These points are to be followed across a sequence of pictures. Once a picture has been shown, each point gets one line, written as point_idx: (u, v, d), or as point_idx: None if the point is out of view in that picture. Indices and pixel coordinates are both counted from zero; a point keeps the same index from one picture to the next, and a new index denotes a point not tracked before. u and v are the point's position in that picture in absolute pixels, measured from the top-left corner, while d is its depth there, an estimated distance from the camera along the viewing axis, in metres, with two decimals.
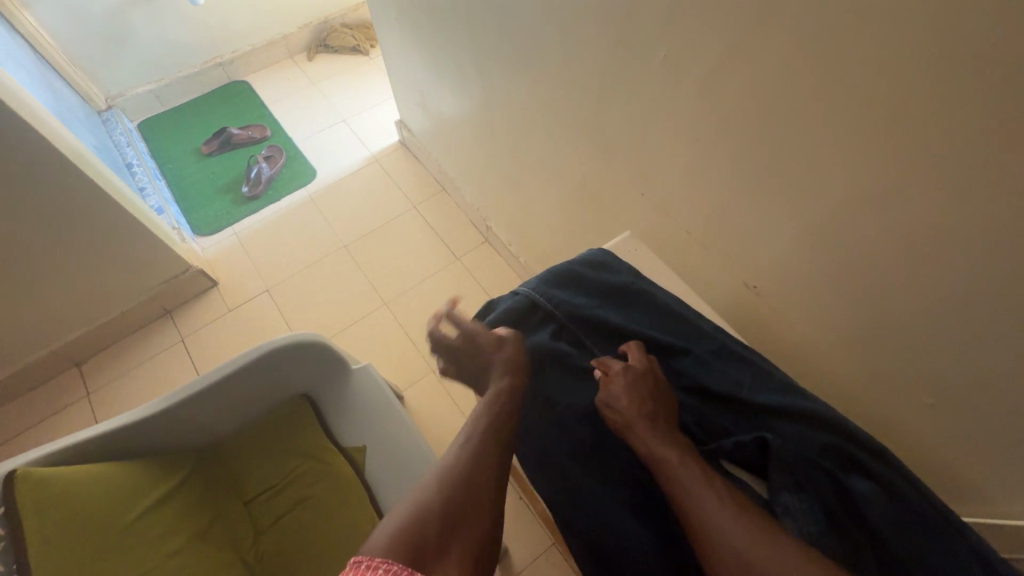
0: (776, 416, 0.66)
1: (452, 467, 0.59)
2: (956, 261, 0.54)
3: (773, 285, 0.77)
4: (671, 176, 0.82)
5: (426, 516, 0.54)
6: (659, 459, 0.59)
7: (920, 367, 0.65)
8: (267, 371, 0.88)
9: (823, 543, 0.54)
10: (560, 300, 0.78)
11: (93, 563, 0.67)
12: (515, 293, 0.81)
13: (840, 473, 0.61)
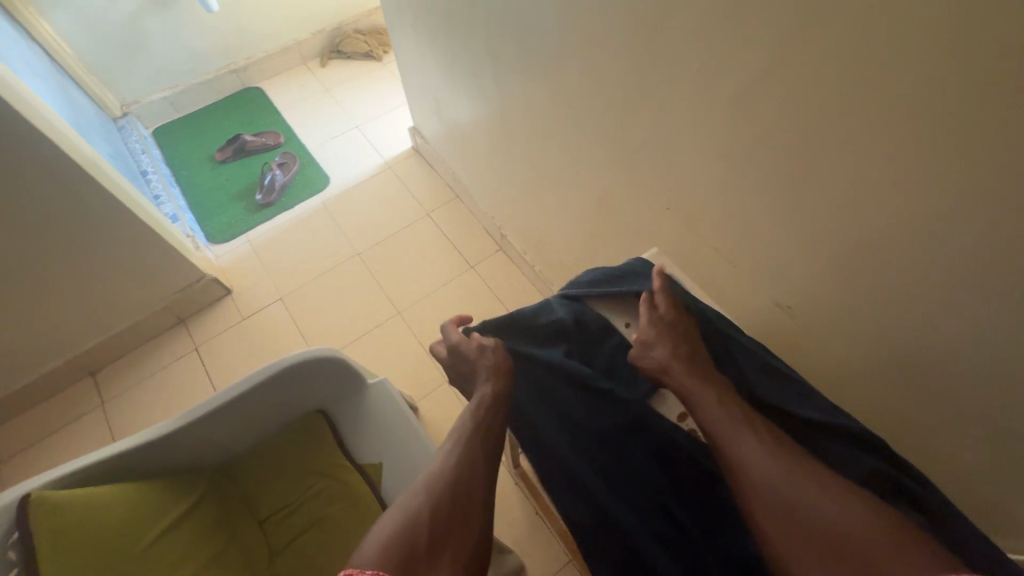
0: (817, 434, 0.63)
1: (437, 474, 0.62)
2: (1009, 295, 0.51)
3: (803, 308, 0.74)
4: (700, 191, 0.79)
5: (414, 522, 0.58)
6: (694, 395, 0.62)
7: (970, 400, 0.61)
8: (284, 387, 0.86)
9: None
10: (575, 315, 0.76)
11: None
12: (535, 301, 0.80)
13: (884, 505, 0.57)
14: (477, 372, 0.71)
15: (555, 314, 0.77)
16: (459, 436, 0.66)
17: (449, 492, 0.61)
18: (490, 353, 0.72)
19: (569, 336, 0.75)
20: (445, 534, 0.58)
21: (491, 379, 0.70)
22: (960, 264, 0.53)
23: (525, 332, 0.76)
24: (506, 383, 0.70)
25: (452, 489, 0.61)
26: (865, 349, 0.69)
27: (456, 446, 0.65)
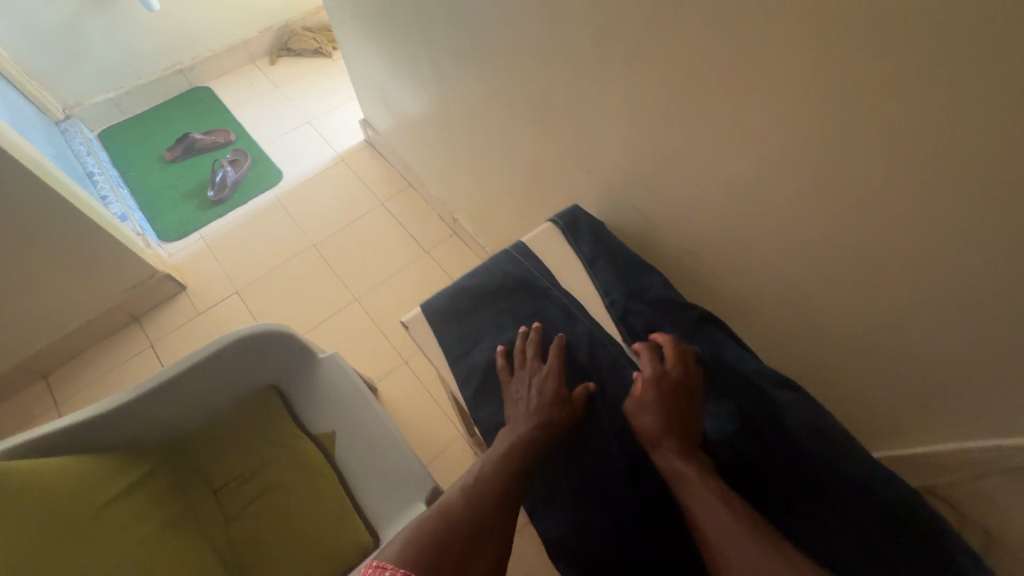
0: (707, 325, 0.71)
1: (466, 490, 0.59)
2: (878, 222, 0.56)
3: (709, 259, 0.80)
4: (612, 154, 0.84)
5: (436, 538, 0.54)
6: (683, 479, 0.55)
7: (851, 327, 0.68)
8: (231, 361, 0.90)
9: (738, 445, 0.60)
10: (529, 269, 0.78)
11: (56, 554, 0.65)
12: (538, 294, 0.76)
13: (769, 390, 0.65)
14: (531, 401, 0.66)
15: (513, 262, 0.79)
16: (495, 463, 0.61)
17: (474, 518, 0.56)
18: (547, 381, 0.67)
19: (598, 342, 0.72)
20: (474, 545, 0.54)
21: (540, 410, 0.64)
22: (834, 198, 0.58)
23: (485, 286, 0.78)
24: (556, 415, 0.64)
25: (474, 513, 0.56)
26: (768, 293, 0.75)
27: (494, 474, 0.60)
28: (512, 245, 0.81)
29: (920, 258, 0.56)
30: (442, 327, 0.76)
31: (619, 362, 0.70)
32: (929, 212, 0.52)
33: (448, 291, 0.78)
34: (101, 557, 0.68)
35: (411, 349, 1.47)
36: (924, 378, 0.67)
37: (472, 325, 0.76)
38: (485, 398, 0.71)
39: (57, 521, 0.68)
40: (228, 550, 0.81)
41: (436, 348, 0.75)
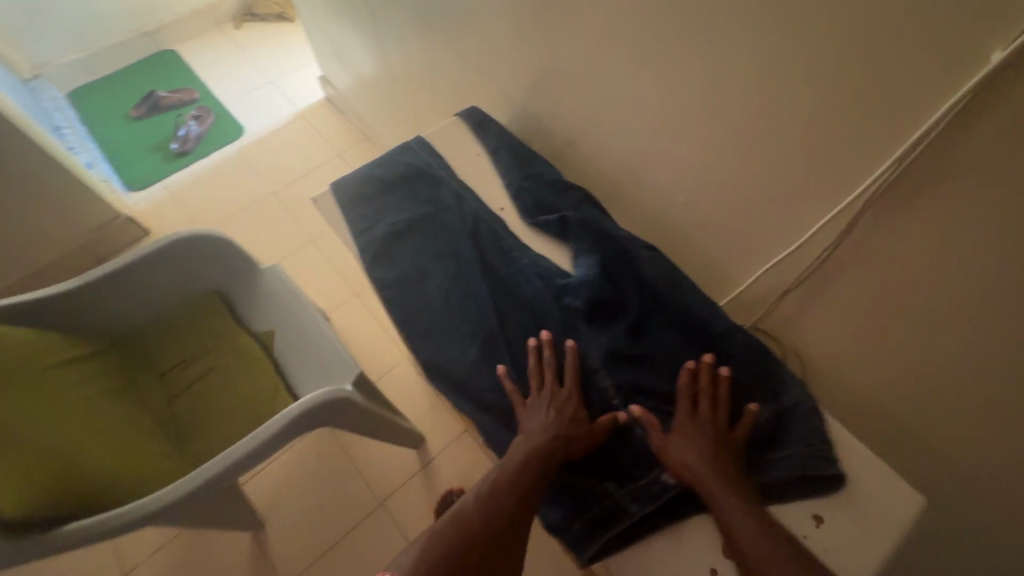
0: (584, 204, 0.87)
1: (483, 497, 0.63)
2: (698, 92, 0.67)
3: (590, 159, 0.90)
4: (518, 65, 0.95)
5: (455, 550, 0.58)
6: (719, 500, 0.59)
7: (687, 206, 0.78)
8: (176, 264, 0.97)
9: (599, 288, 0.76)
10: (421, 156, 0.94)
11: (16, 391, 0.74)
12: (436, 180, 0.92)
13: (635, 252, 0.78)
14: (549, 419, 0.69)
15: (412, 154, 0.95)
16: (514, 472, 0.65)
17: (493, 525, 0.60)
18: (568, 406, 0.70)
19: (498, 234, 0.86)
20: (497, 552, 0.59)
21: (556, 426, 0.68)
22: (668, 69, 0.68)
23: (387, 173, 0.93)
24: (574, 434, 0.67)
25: (492, 519, 0.61)
26: (641, 179, 0.84)
27: (515, 486, 0.63)
28: (413, 138, 0.97)
29: (726, 123, 0.66)
30: (345, 195, 0.90)
31: (496, 232, 0.86)
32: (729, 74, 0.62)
33: (360, 172, 0.94)
34: (54, 401, 0.77)
35: (362, 284, 1.57)
36: (742, 251, 0.75)
37: (376, 208, 0.91)
38: (385, 258, 0.87)
39: (18, 367, 0.77)
40: (170, 421, 0.92)
41: (345, 215, 0.90)
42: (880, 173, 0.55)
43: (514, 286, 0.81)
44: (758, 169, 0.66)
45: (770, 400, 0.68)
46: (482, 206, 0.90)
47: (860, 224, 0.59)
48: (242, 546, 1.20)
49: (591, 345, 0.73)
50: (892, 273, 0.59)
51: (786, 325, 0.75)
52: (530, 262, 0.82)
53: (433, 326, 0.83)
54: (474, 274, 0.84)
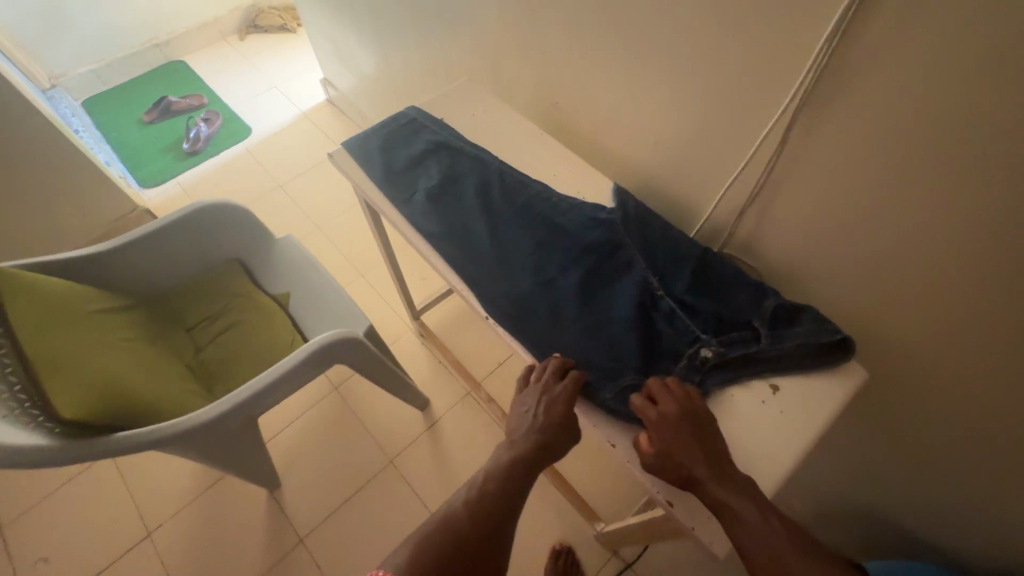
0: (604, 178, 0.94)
1: (474, 500, 0.64)
2: (658, 42, 0.78)
3: (579, 116, 1.01)
4: (505, 42, 1.06)
5: (452, 539, 0.59)
6: (734, 511, 0.57)
7: (663, 145, 0.88)
8: (200, 228, 1.06)
9: (621, 226, 0.84)
10: (423, 120, 1.02)
11: (70, 325, 0.84)
12: (454, 144, 0.97)
13: (647, 211, 0.86)
14: (537, 423, 0.69)
15: (419, 123, 1.01)
16: (494, 470, 0.67)
17: (477, 521, 0.62)
18: (547, 404, 0.70)
19: (521, 185, 0.91)
20: (483, 542, 0.60)
21: (540, 431, 0.69)
22: (632, 25, 0.79)
23: (401, 142, 1.00)
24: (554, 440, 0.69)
25: (478, 517, 0.62)
26: (620, 130, 0.94)
27: (500, 483, 0.66)
28: (409, 109, 1.04)
29: (684, 65, 0.76)
30: (364, 157, 0.98)
31: (522, 183, 0.91)
32: (680, 22, 0.73)
33: (378, 141, 1.00)
34: (100, 336, 0.87)
35: (367, 264, 1.66)
36: (707, 184, 0.85)
37: (403, 175, 0.96)
38: (424, 210, 0.91)
39: (68, 308, 0.86)
40: (198, 367, 1.01)
41: (372, 179, 0.96)
42: (796, 87, 0.65)
43: (548, 220, 0.87)
44: (712, 104, 0.76)
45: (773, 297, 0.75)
46: (502, 161, 0.95)
47: (790, 142, 0.70)
48: (260, 502, 1.27)
49: (627, 267, 0.80)
50: (824, 177, 0.69)
51: (751, 246, 0.85)
52: (555, 198, 0.89)
53: (481, 273, 0.84)
54: (511, 217, 0.89)
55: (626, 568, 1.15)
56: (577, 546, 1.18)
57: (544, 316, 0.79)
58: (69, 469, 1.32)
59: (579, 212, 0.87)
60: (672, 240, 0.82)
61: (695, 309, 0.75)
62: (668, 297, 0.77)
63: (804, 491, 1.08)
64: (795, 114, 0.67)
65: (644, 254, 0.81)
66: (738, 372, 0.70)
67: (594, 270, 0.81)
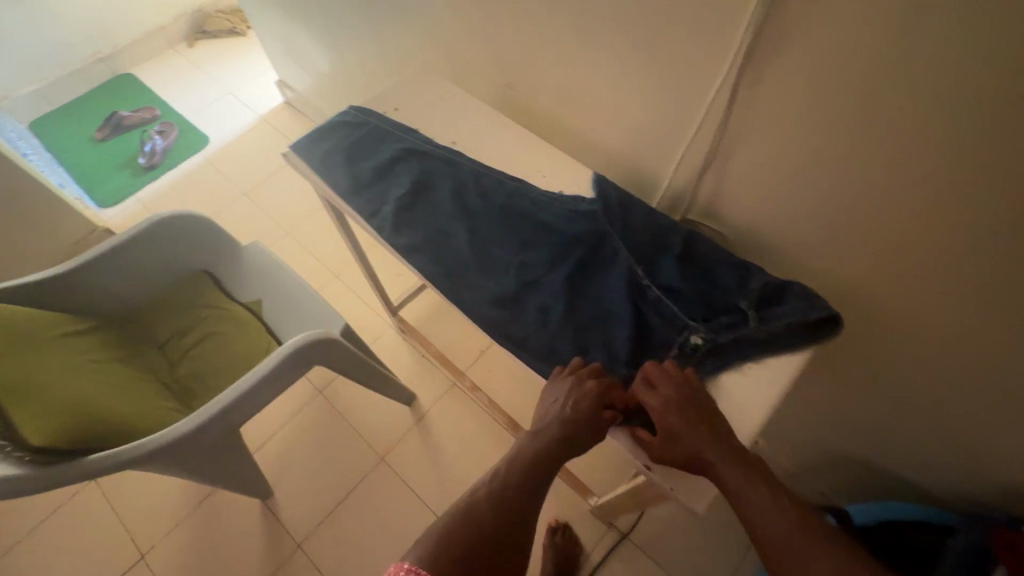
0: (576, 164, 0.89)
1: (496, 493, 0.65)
2: (604, 12, 0.77)
3: (537, 95, 1.00)
4: (456, 26, 1.05)
5: (474, 534, 0.61)
6: (744, 500, 0.57)
7: (619, 116, 0.88)
8: (162, 243, 1.03)
9: (600, 216, 0.79)
10: (380, 118, 0.95)
11: (32, 353, 0.81)
12: (416, 145, 0.91)
13: (626, 197, 0.82)
14: (563, 420, 0.66)
15: (375, 126, 0.94)
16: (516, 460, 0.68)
17: (498, 513, 0.63)
18: (578, 401, 0.65)
19: (495, 183, 0.86)
20: (505, 536, 0.62)
21: (566, 429, 0.66)
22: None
23: (357, 146, 0.92)
24: (579, 439, 0.66)
25: (499, 513, 0.63)
26: (577, 105, 0.94)
27: (520, 477, 0.66)
28: (348, 109, 0.97)
29: (630, 33, 0.76)
30: (319, 165, 0.91)
31: (496, 182, 0.86)
32: None
33: (332, 147, 0.93)
34: (64, 362, 0.85)
35: (341, 265, 1.64)
36: (666, 151, 0.86)
37: (372, 187, 0.88)
38: (400, 221, 0.85)
39: (29, 337, 0.83)
40: (173, 383, 0.99)
41: (332, 193, 0.89)
42: (737, 43, 0.66)
43: (527, 216, 0.82)
44: (661, 70, 0.77)
45: (761, 273, 0.73)
46: (472, 158, 0.90)
47: (737, 102, 0.71)
48: (254, 512, 1.26)
49: (612, 260, 0.76)
50: (774, 132, 0.70)
51: (713, 209, 0.86)
52: (531, 193, 0.84)
53: (468, 283, 0.79)
54: (488, 216, 0.84)
55: (622, 538, 1.18)
56: (573, 521, 1.20)
57: (537, 320, 0.74)
58: (52, 502, 1.29)
59: (556, 206, 0.82)
60: (656, 227, 0.78)
61: (683, 293, 0.72)
62: (657, 286, 0.73)
63: (786, 446, 1.12)
64: (739, 70, 0.67)
65: (628, 241, 0.77)
66: (731, 357, 0.67)
67: (582, 266, 0.77)
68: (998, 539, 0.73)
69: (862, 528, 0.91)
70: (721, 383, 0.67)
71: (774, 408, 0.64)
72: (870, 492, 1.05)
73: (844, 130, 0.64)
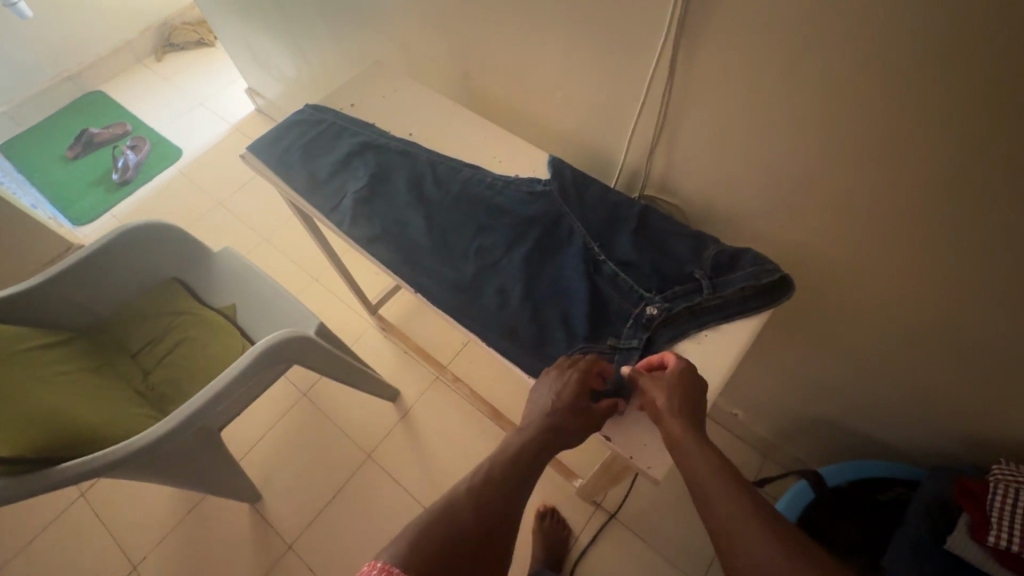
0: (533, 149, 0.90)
1: (479, 484, 0.61)
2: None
3: (494, 84, 1.01)
4: (410, 19, 1.05)
5: (457, 528, 0.56)
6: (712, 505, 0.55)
7: (572, 98, 0.89)
8: (130, 253, 1.03)
9: (556, 196, 0.80)
10: (336, 114, 0.96)
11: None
12: (373, 138, 0.92)
13: (582, 176, 0.82)
14: (550, 409, 0.64)
15: (331, 122, 0.95)
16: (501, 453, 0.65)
17: (483, 504, 0.59)
18: (565, 390, 0.64)
19: (452, 171, 0.87)
20: (489, 529, 0.57)
21: (553, 417, 0.64)
22: None
23: (315, 143, 0.93)
24: (568, 428, 0.64)
25: (485, 506, 0.59)
26: (532, 91, 0.95)
27: (503, 468, 0.63)
28: (305, 107, 0.98)
29: (572, 14, 0.78)
30: (277, 164, 0.92)
31: (454, 170, 0.87)
32: None
33: (289, 145, 0.93)
34: (32, 375, 0.85)
35: (319, 268, 1.64)
36: (618, 129, 0.87)
37: (330, 183, 0.89)
38: (359, 214, 0.85)
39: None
40: (148, 390, 1.00)
41: (291, 191, 0.90)
42: (670, 17, 0.67)
43: (484, 201, 0.83)
44: (604, 49, 0.78)
45: (716, 244, 0.74)
46: (429, 148, 0.91)
47: (678, 75, 0.72)
48: (243, 517, 1.26)
49: (568, 238, 0.78)
50: (715, 102, 0.71)
51: (669, 184, 0.87)
52: (488, 178, 0.85)
53: (427, 269, 0.80)
54: (446, 203, 0.85)
55: (609, 519, 1.19)
56: (560, 505, 1.21)
57: (497, 301, 0.75)
58: (38, 523, 1.28)
59: (513, 189, 0.83)
60: (612, 204, 0.79)
61: (636, 267, 0.73)
62: (613, 261, 0.75)
63: (763, 416, 1.13)
64: (676, 44, 0.69)
65: (583, 220, 0.78)
66: (686, 325, 0.69)
67: (539, 246, 0.78)
68: (959, 487, 0.75)
69: (834, 489, 0.90)
70: (678, 350, 0.68)
71: (729, 371, 0.65)
72: (846, 456, 1.06)
73: (782, 93, 0.65)
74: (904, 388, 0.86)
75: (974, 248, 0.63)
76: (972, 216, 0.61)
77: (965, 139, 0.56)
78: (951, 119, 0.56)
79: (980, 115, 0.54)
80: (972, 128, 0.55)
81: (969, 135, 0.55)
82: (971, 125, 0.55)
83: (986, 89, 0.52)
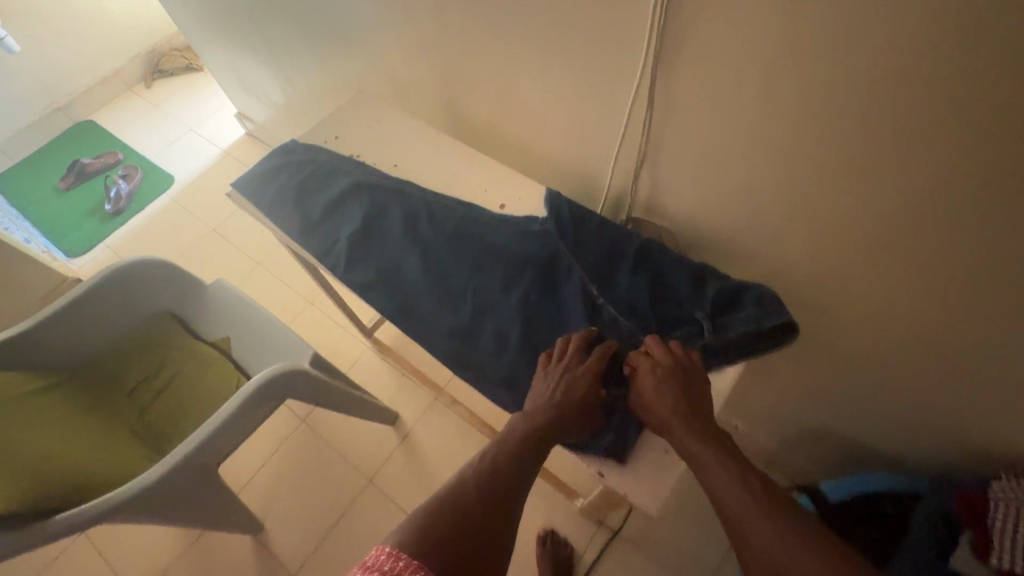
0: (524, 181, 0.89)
1: (478, 486, 0.60)
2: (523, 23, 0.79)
3: (479, 107, 1.01)
4: (393, 47, 1.05)
5: (454, 531, 0.56)
6: (705, 467, 0.59)
7: (556, 121, 0.89)
8: (121, 293, 1.02)
9: (551, 233, 0.80)
10: (327, 154, 0.95)
11: None
12: (364, 177, 0.91)
13: (579, 210, 0.80)
14: (553, 399, 0.65)
15: (321, 160, 0.94)
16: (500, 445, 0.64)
17: (482, 501, 0.59)
18: (573, 384, 0.66)
19: (445, 208, 0.86)
20: (486, 532, 0.57)
21: (555, 410, 0.64)
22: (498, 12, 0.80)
23: (304, 180, 0.92)
24: (568, 420, 0.65)
25: (484, 503, 0.59)
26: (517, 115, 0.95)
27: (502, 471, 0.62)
28: (292, 144, 0.98)
29: (551, 41, 0.78)
30: (265, 205, 0.92)
31: (447, 208, 0.86)
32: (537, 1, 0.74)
33: (277, 182, 0.94)
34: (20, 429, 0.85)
35: (314, 291, 1.64)
36: (604, 152, 0.87)
37: (322, 226, 0.89)
38: (354, 258, 0.85)
39: None
40: (143, 428, 0.99)
41: (283, 231, 0.90)
42: (647, 44, 0.67)
43: (479, 240, 0.82)
44: (585, 75, 0.78)
45: (715, 278, 0.73)
46: (422, 186, 0.90)
47: (658, 98, 0.72)
48: (245, 548, 1.26)
49: (565, 278, 0.77)
50: (697, 123, 0.72)
51: (656, 204, 0.87)
52: (483, 217, 0.84)
53: (424, 312, 0.80)
54: (440, 242, 0.84)
55: (613, 536, 1.18)
56: (563, 523, 1.21)
57: (495, 342, 0.76)
58: (40, 561, 1.28)
59: (508, 227, 0.82)
60: (610, 239, 0.78)
61: (635, 309, 0.73)
62: (612, 303, 0.74)
63: (764, 427, 1.13)
64: (654, 68, 0.69)
65: (581, 258, 0.77)
66: None
67: (537, 285, 0.77)
68: (960, 501, 0.75)
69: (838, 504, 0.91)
70: None
71: None
72: (848, 465, 1.06)
73: (761, 110, 0.65)
74: (902, 399, 0.85)
75: (965, 262, 0.63)
76: (962, 231, 0.61)
77: (950, 155, 0.56)
78: (932, 139, 0.56)
79: (964, 136, 0.54)
80: (951, 140, 0.55)
81: (952, 154, 0.55)
82: (954, 141, 0.55)
83: (967, 107, 0.52)
